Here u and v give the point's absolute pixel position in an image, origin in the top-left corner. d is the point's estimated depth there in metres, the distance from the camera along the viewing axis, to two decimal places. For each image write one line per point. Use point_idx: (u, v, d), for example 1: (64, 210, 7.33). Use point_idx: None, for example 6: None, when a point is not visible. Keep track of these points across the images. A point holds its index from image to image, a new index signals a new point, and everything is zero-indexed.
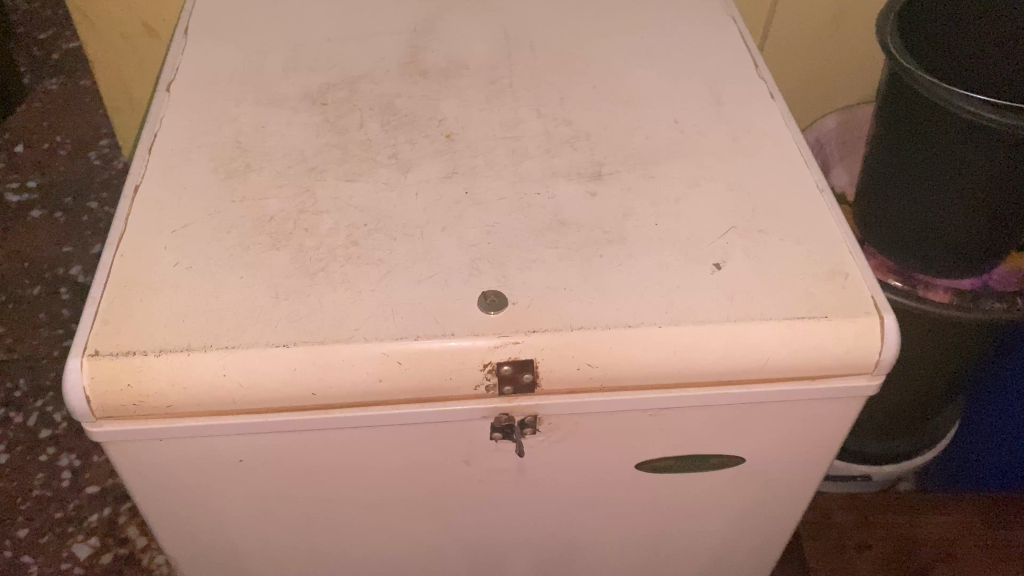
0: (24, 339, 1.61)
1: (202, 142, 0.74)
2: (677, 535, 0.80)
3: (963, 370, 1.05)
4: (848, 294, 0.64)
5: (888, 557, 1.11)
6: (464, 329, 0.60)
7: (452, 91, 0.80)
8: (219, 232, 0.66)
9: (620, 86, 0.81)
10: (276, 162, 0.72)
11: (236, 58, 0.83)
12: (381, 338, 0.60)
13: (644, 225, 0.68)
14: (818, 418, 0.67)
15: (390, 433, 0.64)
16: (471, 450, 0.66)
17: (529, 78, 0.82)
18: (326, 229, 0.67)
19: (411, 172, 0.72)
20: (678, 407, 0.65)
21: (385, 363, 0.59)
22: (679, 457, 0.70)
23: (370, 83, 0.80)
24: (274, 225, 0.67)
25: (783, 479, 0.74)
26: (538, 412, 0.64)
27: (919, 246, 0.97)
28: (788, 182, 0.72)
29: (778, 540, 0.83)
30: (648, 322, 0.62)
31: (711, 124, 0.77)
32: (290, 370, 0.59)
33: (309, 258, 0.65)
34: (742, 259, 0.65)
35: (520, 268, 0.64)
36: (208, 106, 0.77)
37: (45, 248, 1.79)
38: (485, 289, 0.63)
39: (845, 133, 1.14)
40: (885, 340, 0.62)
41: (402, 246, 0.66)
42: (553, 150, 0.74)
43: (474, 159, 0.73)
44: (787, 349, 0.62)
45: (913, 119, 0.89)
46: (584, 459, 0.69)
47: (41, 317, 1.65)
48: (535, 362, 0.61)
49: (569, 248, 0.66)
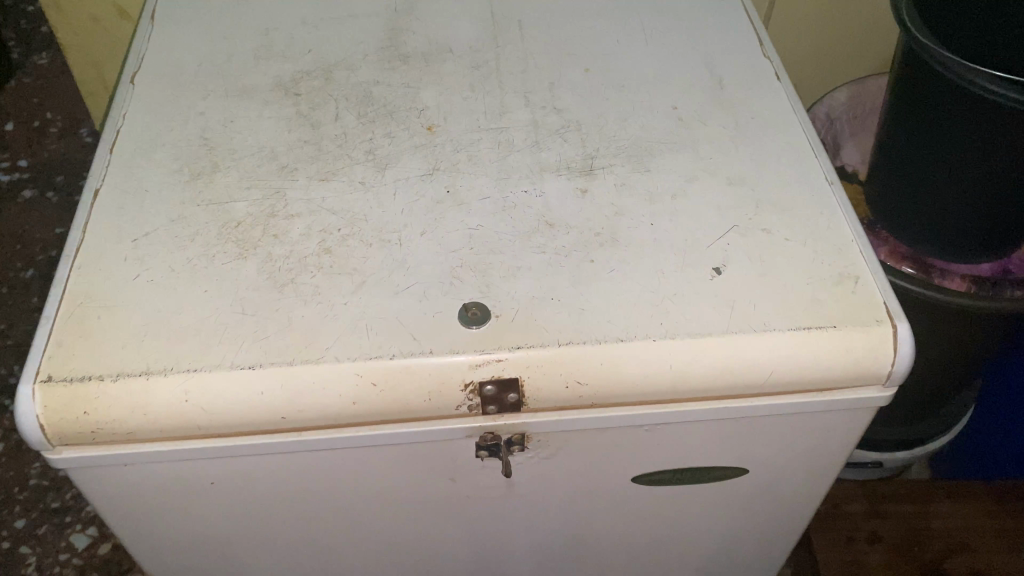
0: (19, 325, 1.58)
1: (166, 140, 0.70)
2: (679, 546, 0.76)
3: (979, 356, 1.01)
4: (858, 299, 0.59)
5: (901, 549, 1.07)
6: (443, 346, 0.56)
7: (434, 78, 0.75)
8: (183, 241, 0.62)
9: (614, 69, 0.76)
10: (245, 161, 0.68)
11: (205, 45, 0.78)
12: (354, 358, 0.56)
13: (638, 225, 0.63)
14: (826, 429, 0.63)
15: (370, 454, 0.60)
16: (457, 468, 0.63)
17: (517, 62, 0.76)
18: (297, 235, 0.62)
19: (389, 170, 0.67)
20: (675, 423, 0.61)
21: (359, 385, 0.55)
22: (678, 469, 0.66)
23: (346, 70, 0.75)
24: (241, 232, 0.63)
25: (791, 491, 0.70)
26: (526, 430, 0.60)
27: (935, 229, 0.92)
28: (794, 174, 0.67)
29: (787, 550, 0.79)
30: (642, 336, 0.57)
31: (711, 110, 0.72)
32: (258, 395, 0.55)
33: (277, 268, 0.60)
34: (743, 262, 0.61)
35: (504, 276, 0.60)
36: (174, 100, 0.73)
37: (38, 231, 1.75)
38: (467, 302, 0.58)
39: (857, 108, 1.08)
40: (898, 351, 0.58)
41: (378, 254, 0.61)
42: (541, 142, 0.69)
43: (456, 154, 0.69)
44: (793, 362, 0.57)
45: (928, 96, 0.83)
46: (578, 474, 0.65)
47: (35, 301, 1.62)
48: (520, 381, 0.56)
49: (557, 253, 0.62)
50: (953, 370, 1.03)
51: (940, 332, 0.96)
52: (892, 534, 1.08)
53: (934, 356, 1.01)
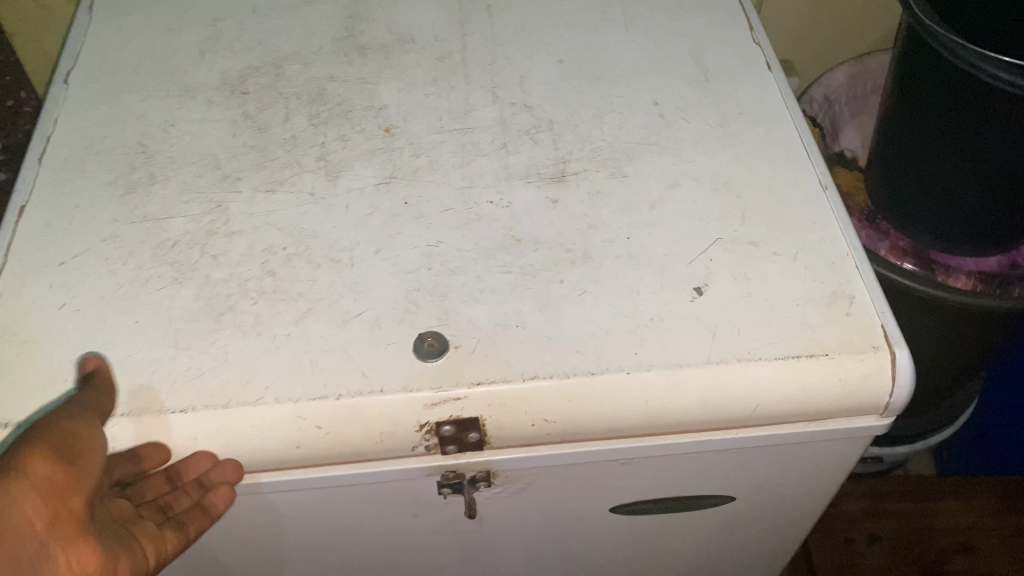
0: None
1: (100, 147, 0.64)
2: (663, 565, 0.72)
3: (982, 352, 0.96)
4: (854, 323, 0.53)
5: (901, 550, 1.03)
6: (396, 383, 0.51)
7: (394, 72, 0.69)
8: (114, 263, 0.57)
9: (591, 60, 0.70)
10: (185, 170, 0.62)
11: (147, 37, 0.72)
12: (297, 398, 0.50)
13: (614, 239, 0.58)
14: (817, 457, 0.58)
15: (323, 495, 0.56)
16: (419, 504, 0.58)
17: (484, 53, 0.70)
18: (238, 256, 0.57)
19: (342, 178, 0.62)
20: (654, 457, 0.56)
21: (302, 428, 0.51)
22: (660, 500, 0.61)
23: (298, 65, 0.69)
24: (178, 253, 0.57)
25: (781, 515, 0.66)
26: (490, 468, 0.55)
27: (938, 222, 0.86)
28: (785, 179, 0.61)
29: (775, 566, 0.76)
30: (615, 369, 0.52)
31: (696, 105, 0.66)
32: (191, 440, 0.50)
33: (216, 294, 0.55)
34: (727, 280, 0.55)
35: (464, 300, 0.55)
36: (111, 101, 0.67)
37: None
38: (423, 331, 0.53)
39: (856, 87, 1.01)
40: (897, 381, 0.53)
41: (327, 276, 0.56)
42: (509, 144, 0.64)
43: (416, 160, 0.63)
44: (779, 397, 0.52)
45: (933, 82, 0.76)
46: (551, 507, 0.61)
47: None
48: (480, 420, 0.52)
49: (524, 273, 0.56)
50: (956, 366, 0.98)
51: (943, 329, 0.91)
52: (891, 534, 1.04)
53: (936, 352, 0.95)
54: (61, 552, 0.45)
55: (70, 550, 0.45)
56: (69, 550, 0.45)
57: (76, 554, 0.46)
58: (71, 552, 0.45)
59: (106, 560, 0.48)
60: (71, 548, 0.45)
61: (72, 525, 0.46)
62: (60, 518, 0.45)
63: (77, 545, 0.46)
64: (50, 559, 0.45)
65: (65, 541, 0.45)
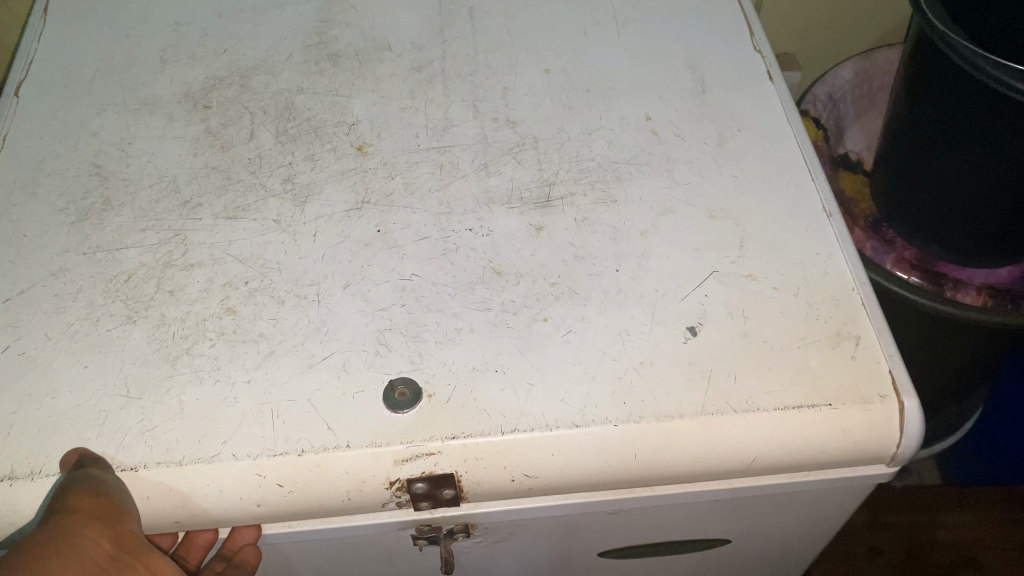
0: None
1: (52, 168, 0.59)
2: None
3: (989, 363, 0.92)
4: (859, 368, 0.49)
5: (901, 564, 1.00)
6: (364, 438, 0.47)
7: (368, 83, 0.64)
8: (63, 300, 0.53)
9: (579, 69, 0.65)
10: (142, 194, 0.58)
11: (105, 45, 0.67)
12: (256, 454, 0.47)
13: (602, 272, 0.54)
14: (817, 503, 0.55)
15: (291, 547, 0.53)
16: (393, 552, 0.55)
17: (465, 61, 0.66)
18: (197, 292, 0.53)
19: (310, 203, 0.57)
20: (643, 507, 0.52)
21: (262, 486, 0.47)
22: (647, 544, 0.59)
23: (266, 75, 0.65)
24: (132, 289, 0.53)
25: (772, 549, 0.63)
26: (468, 521, 0.52)
27: (947, 235, 0.81)
28: (787, 204, 0.57)
29: None
30: (601, 421, 0.48)
31: (692, 120, 0.61)
32: (144, 500, 0.47)
33: (172, 336, 0.51)
34: (723, 320, 0.51)
35: (440, 341, 0.51)
36: (64, 116, 0.62)
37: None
38: (394, 378, 0.49)
39: (861, 85, 0.96)
40: (904, 431, 0.49)
41: (292, 315, 0.52)
42: (491, 165, 0.59)
43: (390, 182, 0.58)
44: (777, 449, 0.48)
45: (946, 90, 0.71)
46: (533, 551, 0.58)
47: None
48: (455, 476, 0.48)
49: (504, 311, 0.52)
50: (962, 377, 0.94)
51: (949, 342, 0.87)
52: (893, 548, 1.02)
53: (941, 365, 0.92)
54: (136, 564, 0.44)
55: (147, 559, 0.44)
56: (145, 559, 0.44)
57: (158, 564, 0.45)
58: (150, 562, 0.44)
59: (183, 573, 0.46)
60: (147, 560, 0.44)
61: (139, 543, 0.44)
62: (120, 539, 0.44)
63: (154, 554, 0.45)
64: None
65: (139, 557, 0.44)
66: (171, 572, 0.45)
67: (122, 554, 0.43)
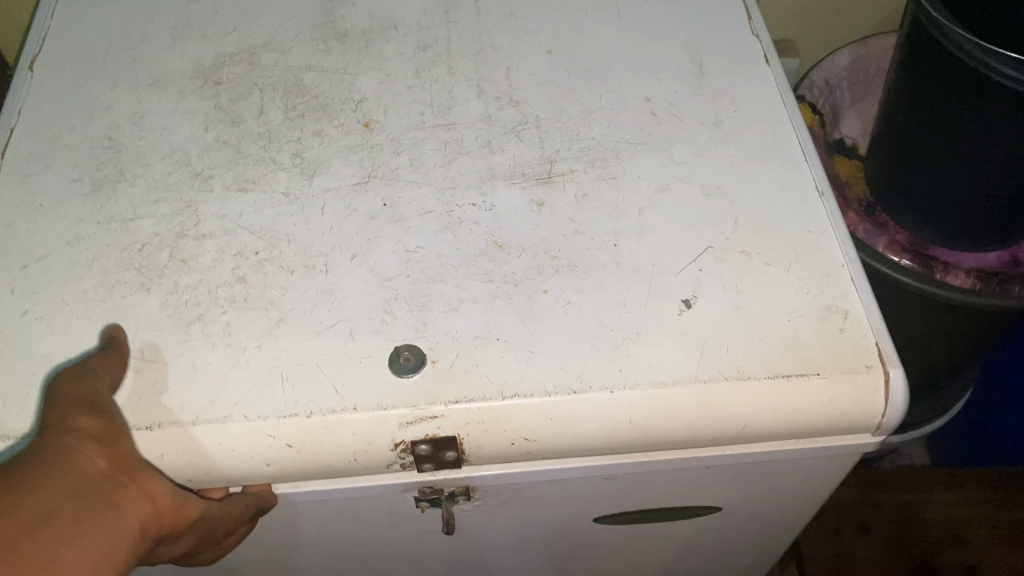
0: None
1: (66, 141, 0.61)
2: (641, 559, 0.73)
3: (977, 346, 0.94)
4: (846, 340, 0.51)
5: (888, 541, 1.03)
6: (370, 401, 0.49)
7: (374, 61, 0.66)
8: (79, 267, 0.55)
9: (581, 51, 0.67)
10: (154, 166, 0.60)
11: (117, 22, 0.69)
12: (267, 415, 0.49)
13: (601, 246, 0.55)
14: (803, 471, 0.57)
15: (299, 506, 0.55)
16: (395, 514, 0.57)
17: (470, 41, 0.67)
18: (209, 261, 0.55)
19: (318, 177, 0.59)
20: (636, 472, 0.55)
21: (272, 446, 0.49)
22: (640, 510, 0.61)
23: (275, 53, 0.66)
24: (145, 257, 0.55)
25: (760, 517, 0.65)
26: (469, 483, 0.54)
27: (938, 220, 0.83)
28: (780, 183, 0.58)
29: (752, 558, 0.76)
30: (598, 387, 0.50)
31: (690, 102, 0.63)
32: (158, 458, 0.48)
33: (184, 303, 0.53)
34: (717, 293, 0.53)
35: (444, 310, 0.52)
36: (77, 91, 0.64)
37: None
38: (399, 345, 0.51)
39: (858, 70, 0.98)
40: (890, 401, 0.51)
41: (300, 284, 0.54)
42: (494, 142, 0.61)
43: (395, 157, 0.60)
44: (771, 415, 0.50)
45: (939, 77, 0.73)
46: (531, 514, 0.60)
47: None
48: (458, 439, 0.50)
49: (506, 282, 0.54)
50: (951, 359, 0.97)
51: (939, 325, 0.89)
52: (882, 527, 1.04)
53: (931, 347, 0.94)
54: (131, 483, 0.42)
55: (142, 479, 0.43)
56: (139, 479, 0.43)
57: (152, 483, 0.43)
58: (144, 481, 0.43)
59: (180, 496, 0.45)
60: (141, 479, 0.43)
61: (133, 463, 0.43)
62: (112, 460, 0.42)
63: (149, 474, 0.43)
64: (127, 488, 0.41)
65: (131, 477, 0.42)
66: (165, 494, 0.44)
67: (116, 473, 0.42)
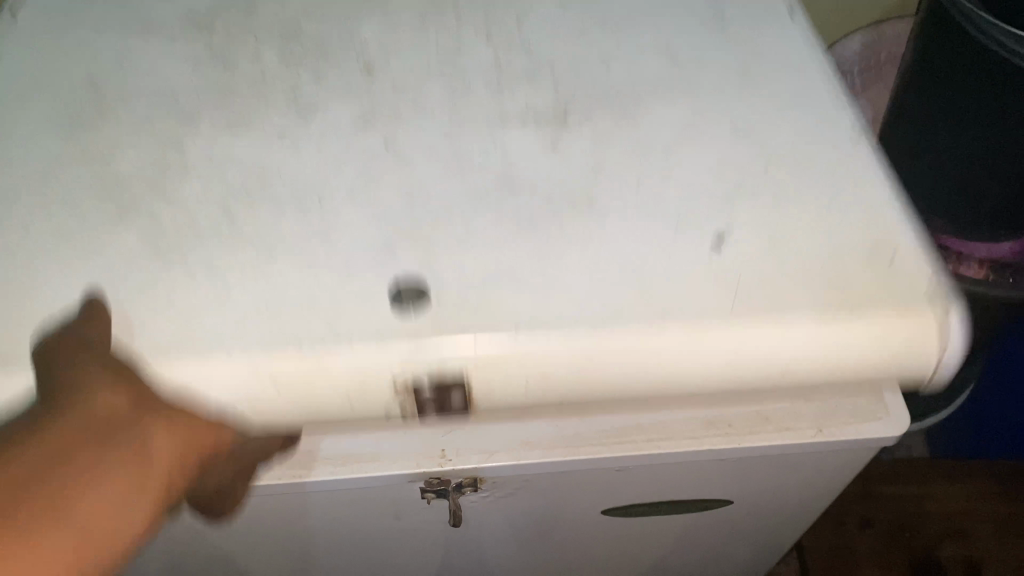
0: None
1: (47, 84, 0.58)
2: (650, 553, 0.71)
3: (984, 337, 0.92)
4: (892, 276, 0.47)
5: (891, 533, 1.02)
6: (369, 334, 0.44)
7: (379, 31, 0.64)
8: (52, 200, 0.50)
9: (592, 26, 0.65)
10: (142, 106, 0.56)
11: None
12: (255, 347, 0.44)
13: (620, 188, 0.52)
14: (819, 465, 0.56)
15: (300, 497, 0.53)
16: (400, 506, 0.56)
17: (478, 14, 0.65)
18: (193, 195, 0.51)
19: (316, 120, 0.56)
20: (649, 463, 0.53)
21: (262, 383, 0.44)
22: (651, 503, 0.60)
23: (276, 24, 0.64)
24: (122, 191, 0.50)
25: (773, 512, 0.64)
26: (478, 473, 0.52)
27: (950, 208, 0.81)
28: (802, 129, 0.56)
29: (761, 554, 0.75)
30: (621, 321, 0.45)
31: (691, 49, 0.62)
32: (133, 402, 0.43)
33: (163, 234, 0.48)
34: (748, 235, 0.49)
35: (450, 247, 0.48)
36: (63, 45, 0.61)
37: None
38: (400, 278, 0.46)
39: (870, 57, 0.97)
40: (942, 340, 0.46)
41: (295, 218, 0.49)
42: (502, 85, 0.59)
43: (397, 98, 0.58)
44: (801, 358, 0.47)
45: (954, 58, 0.71)
46: (539, 507, 0.58)
47: None
48: (467, 376, 0.45)
49: (518, 217, 0.50)
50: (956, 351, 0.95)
51: None
52: (885, 519, 1.03)
53: None
54: (149, 420, 0.38)
55: (161, 416, 0.39)
56: (161, 413, 0.39)
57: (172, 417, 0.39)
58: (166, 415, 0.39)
59: (206, 423, 0.41)
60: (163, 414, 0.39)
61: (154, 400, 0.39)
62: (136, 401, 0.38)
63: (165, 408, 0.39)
64: (145, 426, 0.38)
65: (152, 415, 0.39)
66: (186, 423, 0.40)
67: (136, 411, 0.38)
